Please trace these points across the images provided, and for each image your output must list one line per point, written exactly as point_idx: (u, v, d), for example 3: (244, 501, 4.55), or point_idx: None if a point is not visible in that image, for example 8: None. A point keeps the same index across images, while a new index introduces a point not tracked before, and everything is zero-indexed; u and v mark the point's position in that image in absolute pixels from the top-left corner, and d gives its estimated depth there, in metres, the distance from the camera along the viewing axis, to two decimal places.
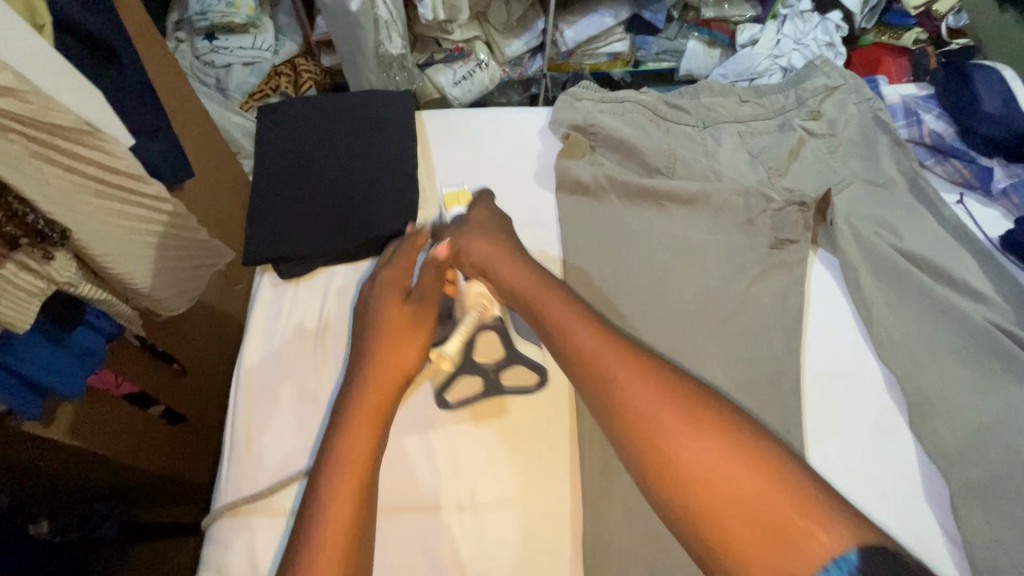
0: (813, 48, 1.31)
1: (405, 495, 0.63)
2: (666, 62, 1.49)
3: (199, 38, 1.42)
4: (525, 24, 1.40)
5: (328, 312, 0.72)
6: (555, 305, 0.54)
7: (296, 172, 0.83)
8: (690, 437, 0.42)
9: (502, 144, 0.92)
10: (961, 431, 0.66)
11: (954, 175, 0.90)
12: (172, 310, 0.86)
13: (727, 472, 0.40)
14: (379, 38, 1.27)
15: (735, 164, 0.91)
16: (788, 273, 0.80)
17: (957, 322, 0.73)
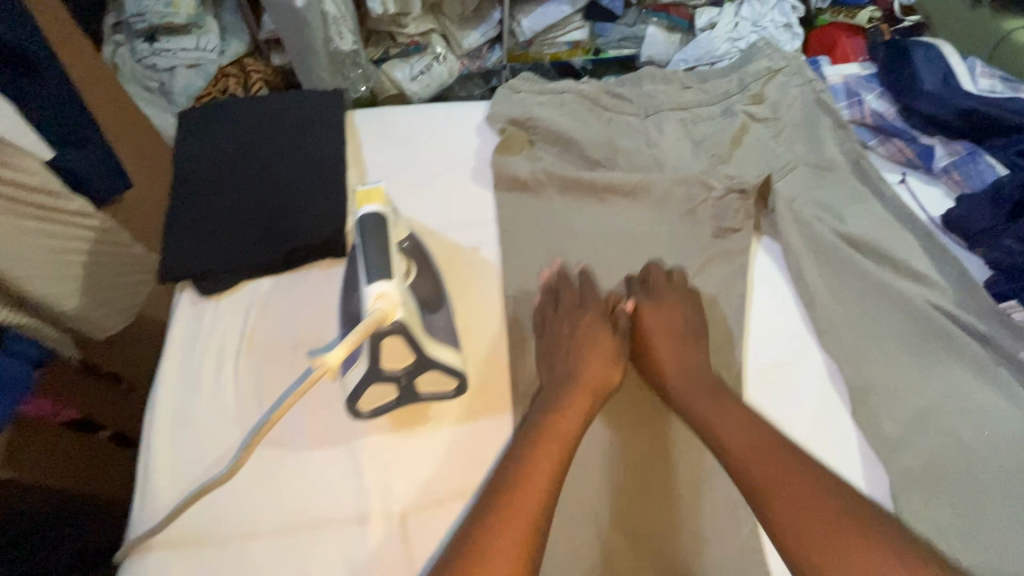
0: (771, 30, 1.30)
1: (320, 515, 0.58)
2: (627, 49, 1.45)
3: (139, 41, 1.35)
4: (482, 15, 1.38)
5: (250, 331, 0.69)
6: (696, 400, 0.63)
7: (220, 180, 0.79)
8: (814, 523, 0.50)
9: (437, 142, 0.88)
10: (904, 418, 0.66)
11: (896, 155, 0.89)
12: (110, 330, 0.86)
13: (850, 557, 0.47)
14: (329, 35, 1.21)
15: (678, 151, 0.88)
16: (732, 262, 0.78)
17: (898, 305, 0.73)
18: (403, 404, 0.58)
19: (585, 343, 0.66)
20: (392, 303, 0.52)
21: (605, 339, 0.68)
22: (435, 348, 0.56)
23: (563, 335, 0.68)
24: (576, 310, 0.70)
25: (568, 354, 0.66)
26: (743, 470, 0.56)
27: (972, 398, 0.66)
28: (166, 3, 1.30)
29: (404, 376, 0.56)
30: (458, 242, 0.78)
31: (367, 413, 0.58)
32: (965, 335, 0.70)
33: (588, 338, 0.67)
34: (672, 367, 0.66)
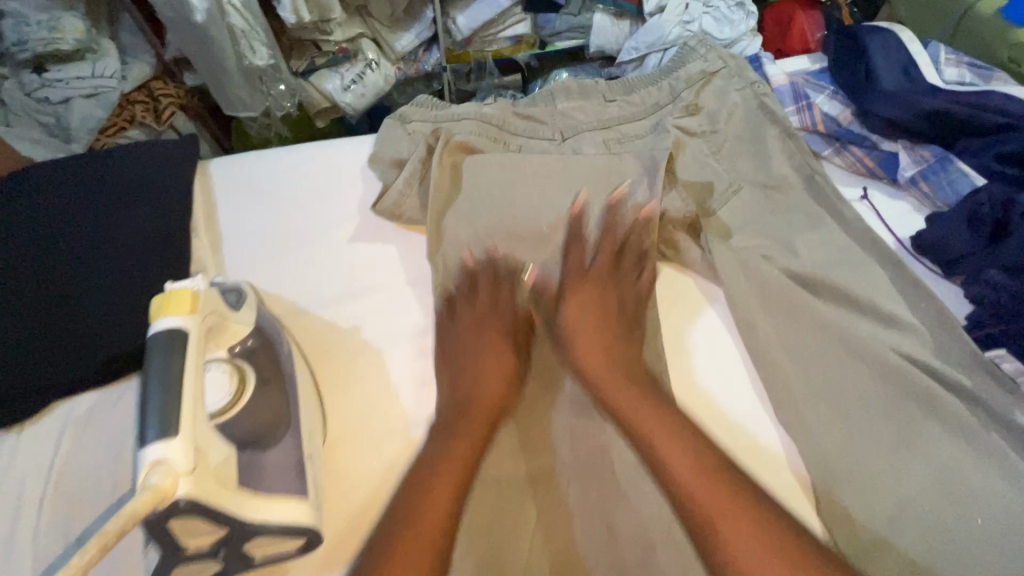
0: (724, 11, 1.13)
1: None
2: (571, 40, 1.29)
3: (26, 71, 1.01)
4: (414, 15, 1.21)
5: (56, 474, 0.54)
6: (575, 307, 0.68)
7: (22, 271, 0.62)
8: (715, 504, 0.50)
9: (316, 191, 0.73)
10: (879, 509, 0.54)
11: (855, 166, 0.76)
12: None
13: (742, 544, 0.47)
14: (240, 51, 1.02)
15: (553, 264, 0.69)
16: (556, 222, 0.70)
17: (864, 359, 0.61)
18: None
19: (488, 357, 0.64)
20: (176, 474, 0.37)
21: (509, 363, 0.64)
22: (261, 511, 0.42)
23: (467, 350, 0.64)
24: (466, 299, 0.67)
25: (474, 375, 0.62)
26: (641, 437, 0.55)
27: (963, 478, 0.54)
28: (49, 26, 0.97)
29: (223, 549, 0.42)
30: (335, 323, 0.64)
31: None
32: (949, 396, 0.58)
33: (493, 355, 0.64)
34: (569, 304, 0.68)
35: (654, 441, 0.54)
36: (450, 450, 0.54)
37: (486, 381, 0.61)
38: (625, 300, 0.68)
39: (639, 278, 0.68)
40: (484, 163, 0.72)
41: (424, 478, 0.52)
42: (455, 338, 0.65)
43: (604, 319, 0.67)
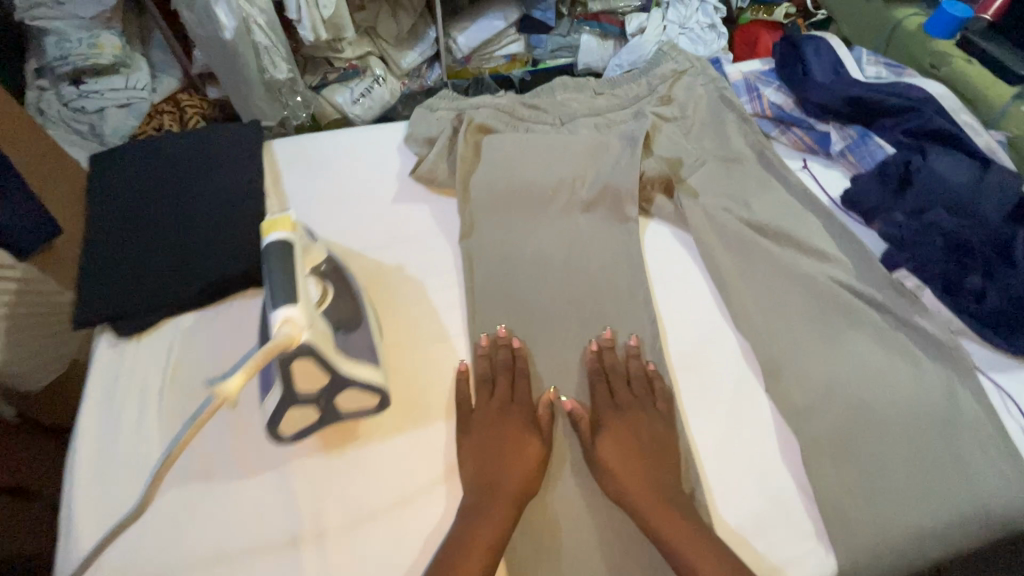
0: (696, 32, 1.34)
1: (251, 525, 0.59)
2: (563, 58, 1.48)
3: (65, 84, 1.19)
4: (417, 35, 1.39)
5: (173, 369, 0.69)
6: (606, 400, 0.68)
7: (131, 222, 0.77)
8: None
9: (361, 164, 0.90)
10: (811, 390, 0.69)
11: (797, 143, 0.95)
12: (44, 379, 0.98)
13: None
14: (262, 65, 1.19)
15: (558, 365, 0.73)
16: (581, 361, 0.73)
17: (804, 284, 0.77)
18: (325, 424, 0.59)
19: (510, 449, 0.63)
20: (298, 326, 0.52)
21: (533, 452, 0.63)
22: (349, 367, 0.57)
23: (492, 434, 0.64)
24: (481, 396, 0.68)
25: (496, 461, 0.62)
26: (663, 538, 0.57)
27: (876, 365, 0.70)
28: (88, 43, 1.16)
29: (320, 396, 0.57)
30: (384, 262, 0.80)
31: (288, 436, 0.59)
32: (868, 308, 0.75)
33: (514, 442, 0.63)
34: (597, 397, 0.69)
35: (685, 553, 0.56)
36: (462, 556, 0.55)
37: (503, 474, 0.61)
38: (654, 430, 0.65)
39: (656, 403, 0.68)
40: (502, 138, 0.88)
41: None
42: (480, 431, 0.64)
43: (634, 441, 0.64)
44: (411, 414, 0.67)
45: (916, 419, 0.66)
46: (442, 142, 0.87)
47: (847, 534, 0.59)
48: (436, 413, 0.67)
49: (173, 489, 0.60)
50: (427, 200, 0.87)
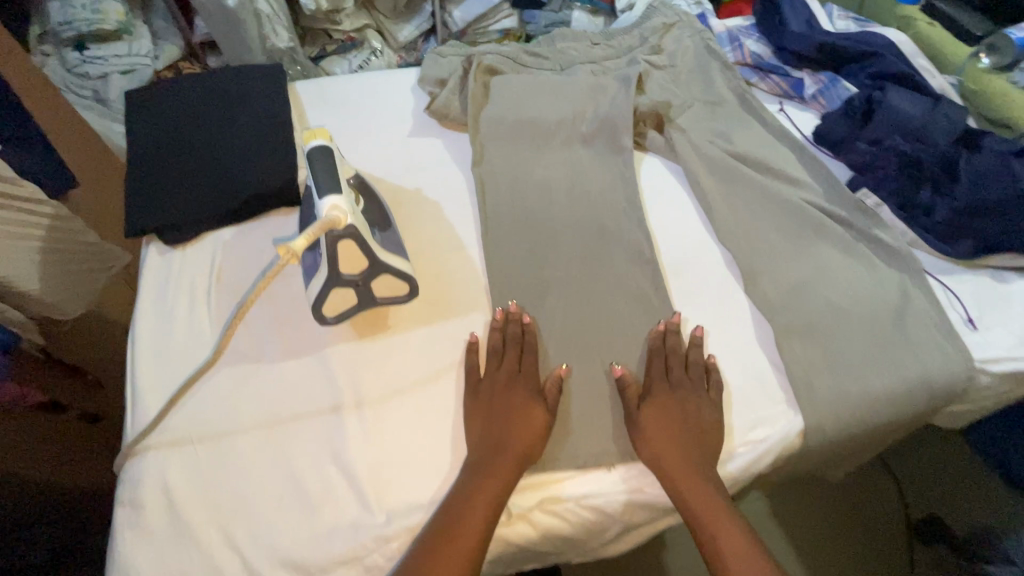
0: None
1: (296, 396, 0.66)
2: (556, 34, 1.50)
3: (68, 50, 1.24)
4: (414, 9, 1.46)
5: (218, 272, 0.76)
6: (665, 386, 0.68)
7: (170, 146, 0.83)
8: None
9: (379, 102, 0.97)
10: (784, 289, 0.78)
11: (775, 89, 1.04)
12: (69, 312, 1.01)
13: None
14: (264, 31, 1.23)
15: (569, 288, 0.78)
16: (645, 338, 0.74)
17: (779, 204, 0.86)
18: (363, 308, 0.68)
19: (518, 414, 0.64)
20: (343, 212, 0.61)
21: (539, 419, 0.64)
22: (386, 255, 0.66)
23: (501, 403, 0.65)
24: (490, 366, 0.69)
25: (504, 425, 0.63)
26: (693, 514, 0.60)
27: (839, 269, 0.80)
28: (93, 9, 1.23)
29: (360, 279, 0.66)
30: (403, 185, 0.88)
31: (331, 317, 0.68)
32: (835, 225, 0.84)
33: (522, 411, 0.65)
34: (654, 378, 0.69)
35: (717, 532, 0.59)
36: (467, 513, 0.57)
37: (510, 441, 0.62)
38: (701, 411, 0.67)
39: (709, 390, 0.69)
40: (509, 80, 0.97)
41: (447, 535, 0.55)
42: (488, 399, 0.66)
43: (679, 416, 0.66)
44: (429, 311, 0.75)
45: (871, 311, 0.76)
46: (453, 81, 0.95)
47: (812, 397, 0.69)
48: (458, 309, 0.75)
49: (228, 368, 0.68)
50: (439, 135, 0.95)
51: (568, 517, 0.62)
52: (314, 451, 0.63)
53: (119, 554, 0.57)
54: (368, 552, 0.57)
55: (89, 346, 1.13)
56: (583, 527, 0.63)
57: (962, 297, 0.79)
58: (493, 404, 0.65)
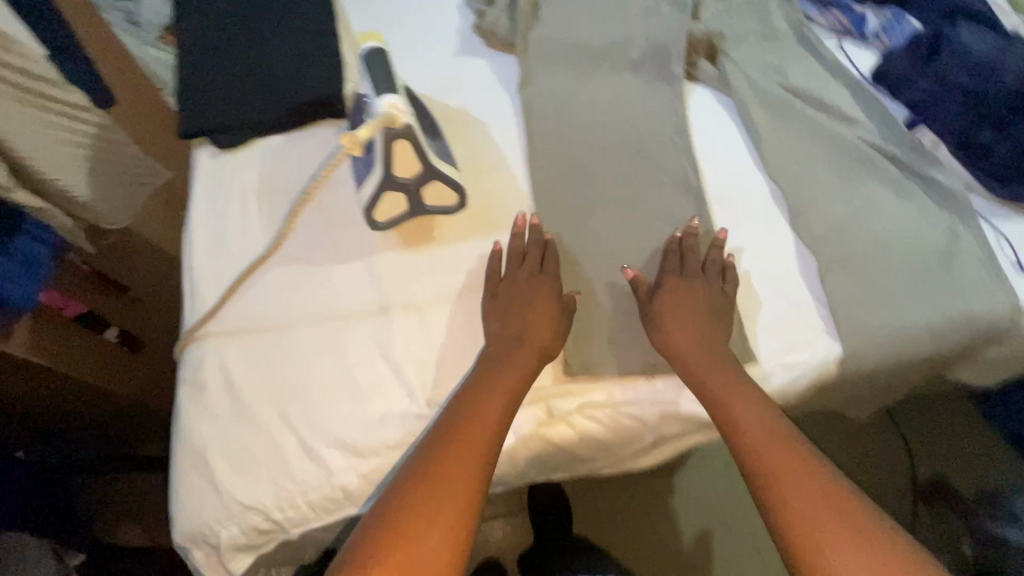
0: None
1: (346, 295, 0.68)
2: None
3: None
4: None
5: (268, 176, 0.77)
6: (678, 280, 0.68)
7: (220, 51, 0.82)
8: (811, 500, 0.50)
9: (424, 19, 0.95)
10: (831, 223, 0.77)
11: (835, 24, 0.99)
12: (115, 224, 1.01)
13: (825, 521, 0.48)
14: None
15: (614, 213, 0.79)
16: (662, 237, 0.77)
17: (831, 141, 0.84)
18: (413, 216, 0.71)
19: (534, 311, 0.65)
20: (399, 111, 0.63)
21: (551, 319, 0.65)
22: (436, 160, 0.68)
23: (515, 311, 0.65)
24: (510, 266, 0.68)
25: (524, 320, 0.64)
26: (721, 409, 0.60)
27: (889, 210, 0.78)
28: None
29: (411, 185, 0.69)
30: (448, 104, 0.87)
31: (381, 223, 0.70)
32: (887, 165, 0.82)
33: (540, 308, 0.65)
34: (671, 274, 0.70)
35: (746, 429, 0.57)
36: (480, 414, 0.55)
37: (528, 350, 0.62)
38: (711, 303, 0.68)
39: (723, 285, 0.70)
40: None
41: (457, 436, 0.53)
42: (504, 301, 0.66)
43: (692, 319, 0.66)
44: (467, 225, 0.74)
45: (918, 251, 0.75)
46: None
47: (852, 327, 0.71)
48: (504, 223, 0.75)
49: (279, 267, 0.70)
50: (484, 57, 0.93)
51: (607, 423, 0.64)
52: (364, 347, 0.66)
53: (187, 426, 0.62)
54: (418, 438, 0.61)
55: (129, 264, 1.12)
56: (620, 434, 0.65)
57: (1015, 241, 0.80)
58: (513, 297, 0.66)
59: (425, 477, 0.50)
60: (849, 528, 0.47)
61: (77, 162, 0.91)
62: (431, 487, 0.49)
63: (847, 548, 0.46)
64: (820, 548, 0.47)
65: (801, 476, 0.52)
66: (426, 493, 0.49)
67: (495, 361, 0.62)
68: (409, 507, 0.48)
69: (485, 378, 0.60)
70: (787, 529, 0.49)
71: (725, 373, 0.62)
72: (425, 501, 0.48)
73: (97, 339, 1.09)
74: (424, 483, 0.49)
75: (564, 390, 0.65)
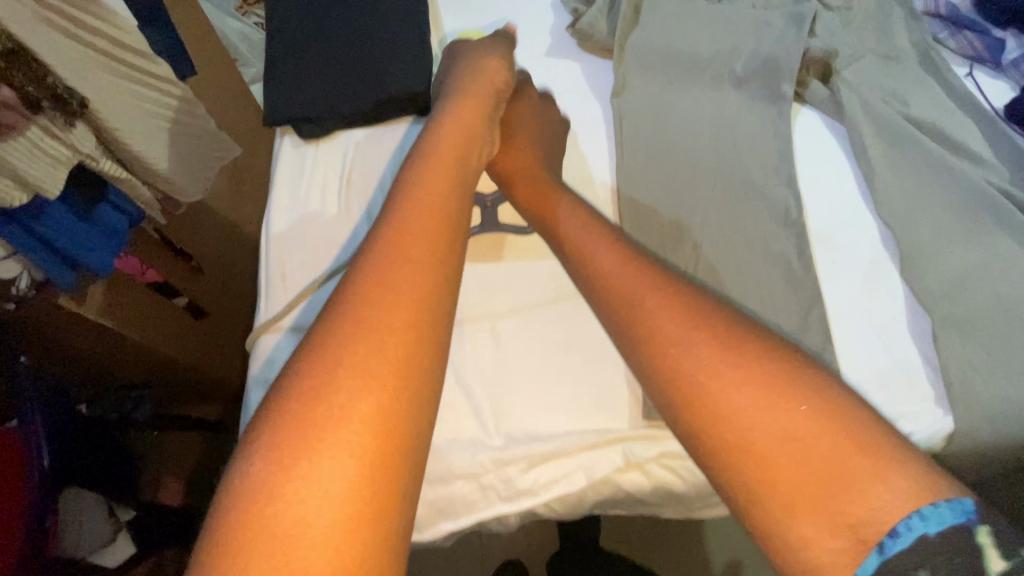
0: None
1: None
2: None
3: None
4: None
5: (350, 170, 0.75)
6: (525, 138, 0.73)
7: (310, 38, 0.80)
8: (735, 388, 0.40)
9: (515, 16, 0.91)
10: (948, 276, 0.70)
11: (966, 48, 0.89)
12: (191, 197, 0.96)
13: (756, 418, 0.39)
14: None
15: (705, 239, 0.74)
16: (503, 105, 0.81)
17: (956, 180, 0.75)
18: (487, 230, 0.70)
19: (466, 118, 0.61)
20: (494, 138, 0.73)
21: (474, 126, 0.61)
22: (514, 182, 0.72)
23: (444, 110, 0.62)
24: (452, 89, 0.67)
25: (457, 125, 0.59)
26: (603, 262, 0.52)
27: None
28: None
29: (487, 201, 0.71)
30: None
31: None
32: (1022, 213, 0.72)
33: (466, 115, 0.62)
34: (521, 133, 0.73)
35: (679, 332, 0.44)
36: (384, 275, 0.42)
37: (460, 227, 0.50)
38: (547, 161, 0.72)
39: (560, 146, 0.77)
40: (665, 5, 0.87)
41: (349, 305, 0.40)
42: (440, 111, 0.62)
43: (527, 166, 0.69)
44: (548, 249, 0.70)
45: None
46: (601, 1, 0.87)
47: (967, 398, 0.64)
48: None
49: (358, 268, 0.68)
50: (575, 61, 0.88)
51: (684, 475, 0.59)
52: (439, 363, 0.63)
53: None
54: (485, 471, 0.58)
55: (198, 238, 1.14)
56: (697, 487, 0.60)
57: None
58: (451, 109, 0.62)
59: (317, 389, 0.36)
60: (788, 403, 0.39)
61: (161, 133, 0.86)
62: (331, 379, 0.37)
63: (796, 430, 0.37)
64: (776, 459, 0.37)
65: (722, 356, 0.42)
66: (326, 385, 0.37)
67: (389, 206, 0.47)
68: (309, 425, 0.35)
69: (382, 243, 0.44)
70: (718, 429, 0.39)
71: (609, 243, 0.54)
72: (327, 418, 0.35)
73: (169, 307, 1.12)
74: (327, 394, 0.36)
75: (650, 434, 0.59)
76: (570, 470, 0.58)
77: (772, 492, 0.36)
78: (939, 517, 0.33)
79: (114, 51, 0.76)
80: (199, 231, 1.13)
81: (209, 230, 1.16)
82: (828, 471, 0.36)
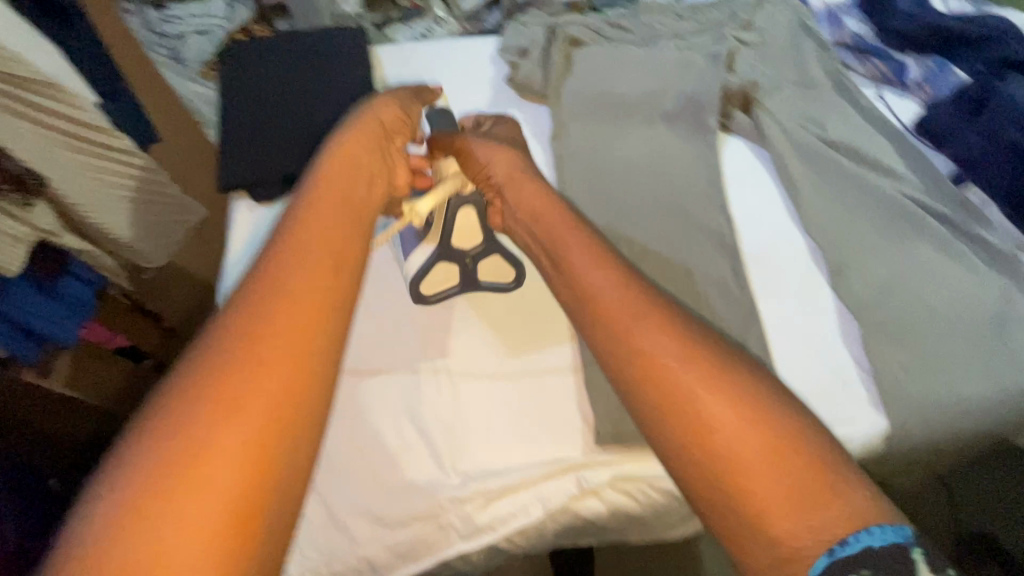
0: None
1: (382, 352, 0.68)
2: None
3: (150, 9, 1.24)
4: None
5: None
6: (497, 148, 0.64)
7: (261, 109, 0.85)
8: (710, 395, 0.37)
9: (458, 72, 0.97)
10: (874, 286, 0.74)
11: (874, 73, 0.97)
12: (154, 263, 0.96)
13: (721, 417, 0.36)
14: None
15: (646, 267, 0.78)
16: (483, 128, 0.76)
17: (873, 196, 0.80)
18: (466, 289, 0.71)
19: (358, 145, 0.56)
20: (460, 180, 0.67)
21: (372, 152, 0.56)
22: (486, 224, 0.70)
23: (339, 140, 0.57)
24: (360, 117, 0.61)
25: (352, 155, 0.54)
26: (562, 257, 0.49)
27: (938, 271, 0.74)
28: None
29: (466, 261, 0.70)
30: None
31: (432, 297, 0.70)
32: (934, 221, 0.77)
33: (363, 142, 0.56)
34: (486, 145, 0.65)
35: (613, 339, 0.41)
36: (268, 320, 0.38)
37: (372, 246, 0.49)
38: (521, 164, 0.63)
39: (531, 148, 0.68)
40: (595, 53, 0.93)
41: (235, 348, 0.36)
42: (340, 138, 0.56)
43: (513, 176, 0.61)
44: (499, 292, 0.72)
45: (969, 318, 0.70)
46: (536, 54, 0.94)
47: (898, 399, 0.68)
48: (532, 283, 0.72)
49: None
50: (517, 109, 0.94)
51: (637, 496, 0.62)
52: (395, 409, 0.64)
53: None
54: (444, 511, 0.60)
55: (165, 297, 1.13)
56: (652, 508, 0.63)
57: None
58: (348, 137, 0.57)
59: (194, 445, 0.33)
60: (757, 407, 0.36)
61: (124, 203, 0.86)
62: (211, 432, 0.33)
63: (754, 443, 0.35)
64: (752, 465, 0.34)
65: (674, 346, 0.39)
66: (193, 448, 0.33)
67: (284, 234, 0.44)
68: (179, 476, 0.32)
69: (271, 263, 0.41)
70: (690, 437, 0.36)
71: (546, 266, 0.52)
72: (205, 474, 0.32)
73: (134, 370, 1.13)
74: (200, 430, 0.33)
75: (602, 462, 0.62)
76: (526, 502, 0.60)
77: (751, 511, 0.33)
78: (884, 534, 0.32)
79: (82, 132, 0.77)
80: (166, 291, 1.13)
81: (176, 290, 1.16)
82: (800, 480, 0.33)
